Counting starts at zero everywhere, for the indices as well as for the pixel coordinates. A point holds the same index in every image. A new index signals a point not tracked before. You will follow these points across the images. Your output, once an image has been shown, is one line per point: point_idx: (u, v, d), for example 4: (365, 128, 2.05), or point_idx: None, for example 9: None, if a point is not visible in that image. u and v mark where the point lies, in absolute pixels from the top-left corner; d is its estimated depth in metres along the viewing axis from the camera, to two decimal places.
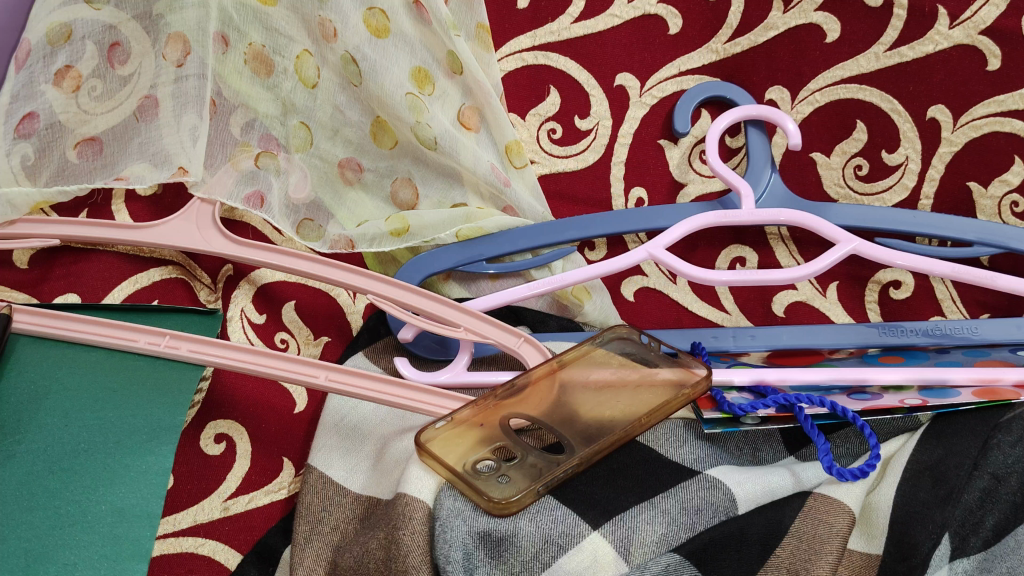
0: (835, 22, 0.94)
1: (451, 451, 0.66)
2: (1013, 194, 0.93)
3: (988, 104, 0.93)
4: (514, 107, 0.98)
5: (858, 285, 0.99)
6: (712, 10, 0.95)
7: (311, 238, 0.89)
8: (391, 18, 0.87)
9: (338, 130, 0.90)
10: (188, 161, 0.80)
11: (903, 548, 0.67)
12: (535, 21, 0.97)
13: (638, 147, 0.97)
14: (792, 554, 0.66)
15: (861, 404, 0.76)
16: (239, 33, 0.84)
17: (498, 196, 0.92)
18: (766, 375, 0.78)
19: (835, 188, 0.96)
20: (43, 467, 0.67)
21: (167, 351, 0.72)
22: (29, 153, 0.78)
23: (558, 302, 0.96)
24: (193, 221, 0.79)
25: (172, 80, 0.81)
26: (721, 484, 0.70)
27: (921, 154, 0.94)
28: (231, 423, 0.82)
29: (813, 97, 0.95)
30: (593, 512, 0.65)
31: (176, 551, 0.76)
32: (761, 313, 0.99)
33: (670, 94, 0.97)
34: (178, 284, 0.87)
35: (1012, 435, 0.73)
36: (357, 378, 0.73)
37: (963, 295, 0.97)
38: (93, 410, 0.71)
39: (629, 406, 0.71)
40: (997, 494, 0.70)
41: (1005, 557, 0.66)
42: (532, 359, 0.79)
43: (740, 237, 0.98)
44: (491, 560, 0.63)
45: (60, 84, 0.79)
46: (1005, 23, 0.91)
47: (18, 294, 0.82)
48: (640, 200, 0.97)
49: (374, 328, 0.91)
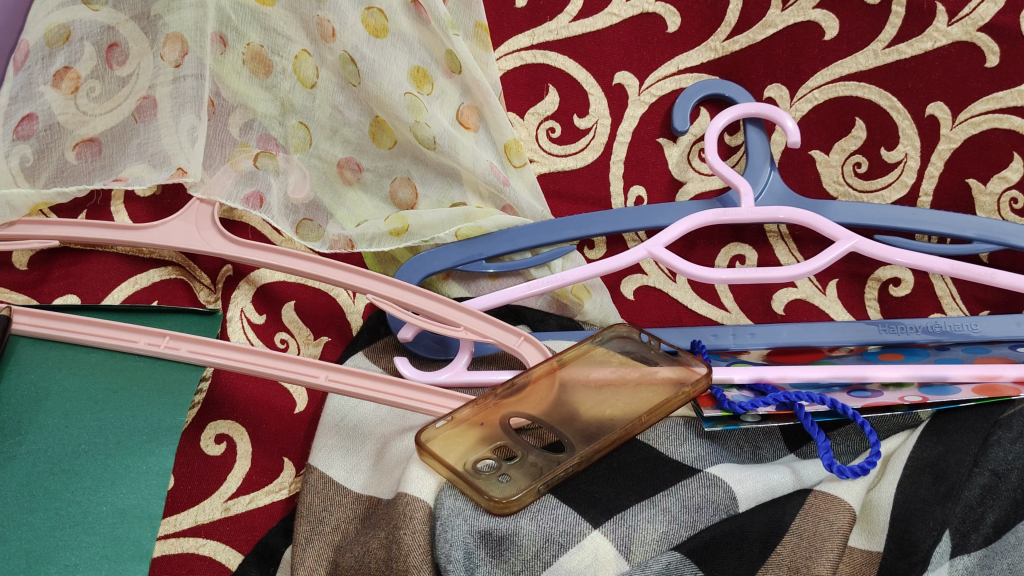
0: (833, 20, 0.94)
1: (451, 451, 0.66)
2: (1012, 191, 0.94)
3: (988, 101, 0.93)
4: (513, 106, 0.98)
5: (858, 282, 0.99)
6: (710, 7, 0.95)
7: (310, 238, 0.88)
8: (390, 18, 0.87)
9: (337, 130, 0.90)
10: (186, 161, 0.80)
11: (904, 545, 0.67)
12: (533, 20, 0.96)
13: (638, 146, 0.97)
14: (793, 552, 0.66)
15: (861, 401, 0.76)
16: (238, 33, 0.85)
17: (497, 195, 0.92)
18: (766, 373, 0.78)
19: (835, 186, 0.96)
20: (44, 468, 0.67)
21: (167, 352, 0.72)
22: (28, 154, 0.78)
23: (558, 301, 0.96)
24: (193, 221, 0.79)
25: (170, 80, 0.81)
26: (722, 481, 0.70)
27: (920, 151, 0.94)
28: (232, 424, 0.82)
29: (812, 95, 0.95)
30: (594, 510, 0.65)
31: (177, 552, 0.76)
32: (761, 311, 0.99)
33: (669, 92, 0.97)
34: (178, 284, 0.86)
35: (1012, 431, 0.72)
36: (357, 378, 0.73)
37: (963, 292, 0.97)
38: (93, 411, 0.71)
39: (629, 405, 0.71)
40: (998, 491, 0.70)
41: (1006, 554, 0.66)
42: (532, 358, 0.79)
43: (739, 235, 0.98)
44: (491, 559, 0.63)
45: (59, 85, 0.79)
46: (1004, 19, 0.91)
47: (17, 295, 0.82)
48: (640, 198, 0.97)
49: (374, 328, 0.91)
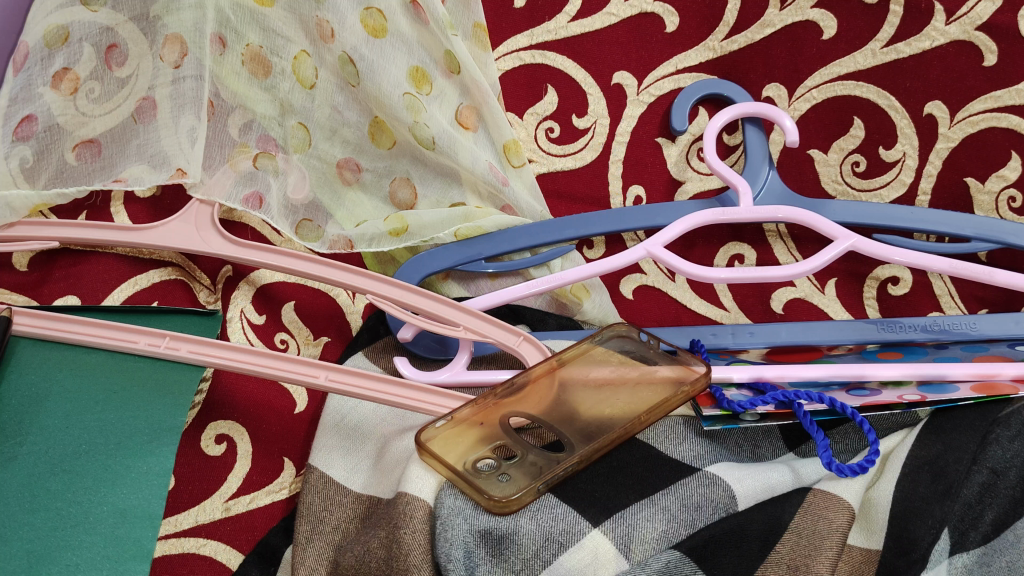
0: (831, 19, 0.94)
1: (451, 450, 0.66)
2: (1010, 190, 0.94)
3: (985, 100, 0.93)
4: (512, 106, 0.98)
5: (857, 281, 0.99)
6: (709, 7, 0.96)
7: (310, 238, 0.89)
8: (388, 18, 0.87)
9: (336, 131, 0.90)
10: (186, 162, 0.80)
11: (903, 543, 0.67)
12: (531, 20, 0.97)
13: (637, 145, 0.97)
14: (792, 550, 0.66)
15: (860, 400, 0.76)
16: (237, 34, 0.85)
17: (496, 195, 0.92)
18: (765, 372, 0.78)
19: (833, 185, 0.96)
20: (45, 469, 0.67)
21: (168, 353, 0.73)
22: (28, 156, 0.78)
23: (557, 301, 0.96)
24: (192, 222, 0.80)
25: (170, 81, 0.81)
26: (721, 480, 0.70)
27: (918, 150, 0.95)
28: (232, 424, 0.82)
29: (811, 94, 0.95)
30: (594, 509, 0.66)
31: (178, 552, 0.76)
32: (760, 310, 0.99)
33: (667, 92, 0.97)
34: (178, 285, 0.87)
35: (1010, 429, 0.72)
36: (357, 378, 0.73)
37: (961, 290, 0.97)
38: (94, 411, 0.71)
39: (629, 404, 0.71)
40: (997, 488, 0.70)
41: (1005, 551, 0.67)
42: (532, 358, 0.79)
43: (738, 234, 0.99)
44: (492, 558, 0.63)
45: (58, 86, 0.79)
46: (1002, 18, 0.91)
47: (18, 295, 0.82)
48: (639, 198, 0.98)
49: (374, 327, 0.91)
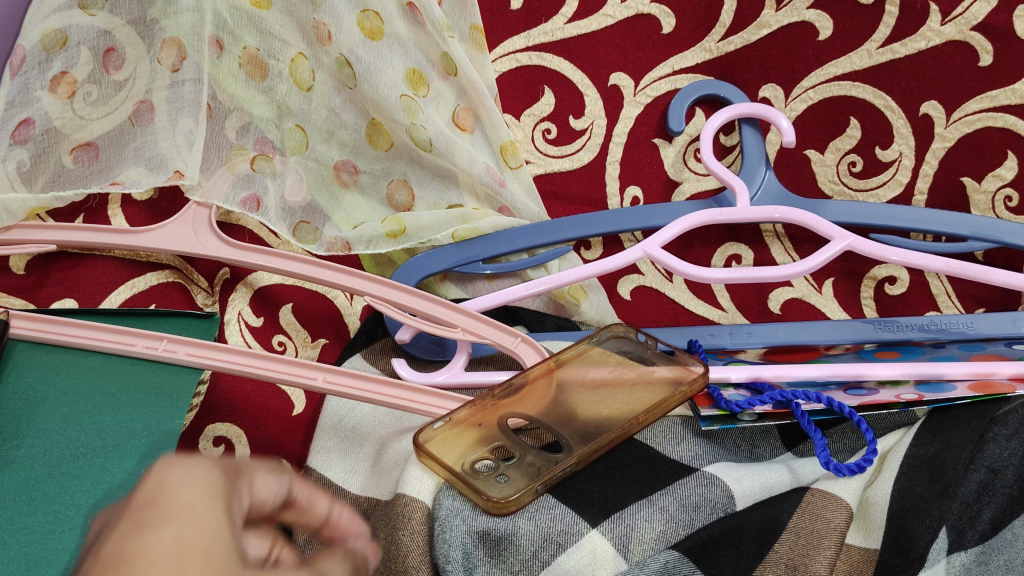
0: (827, 20, 0.94)
1: (449, 451, 0.66)
2: (1007, 189, 0.94)
3: (981, 100, 0.93)
4: (508, 108, 0.98)
5: (853, 282, 0.99)
6: (705, 9, 0.95)
7: (307, 240, 0.88)
8: (385, 20, 0.87)
9: (333, 132, 0.91)
10: (184, 165, 0.81)
11: (900, 542, 0.67)
12: (527, 22, 0.97)
13: (633, 147, 0.98)
14: (791, 550, 0.65)
15: (857, 400, 0.76)
16: (234, 37, 0.85)
17: (493, 196, 0.93)
18: (763, 372, 0.78)
19: (830, 185, 0.97)
20: (43, 472, 0.66)
21: (166, 355, 0.74)
22: (25, 159, 0.77)
23: (554, 302, 0.96)
24: (189, 225, 0.80)
25: (168, 84, 0.82)
26: (719, 480, 0.70)
27: (914, 150, 0.95)
28: (231, 427, 0.82)
29: (807, 95, 0.96)
30: (591, 510, 0.65)
31: None
32: (758, 310, 1.00)
33: (664, 92, 0.97)
34: (175, 287, 0.87)
35: (1008, 428, 0.73)
36: (356, 379, 0.74)
37: (958, 290, 0.97)
38: (92, 414, 0.71)
39: (626, 405, 0.71)
40: (995, 487, 0.71)
41: (1003, 550, 0.68)
42: (530, 359, 0.79)
43: (735, 234, 0.99)
44: (491, 559, 0.63)
45: (55, 90, 0.78)
46: (997, 18, 0.91)
47: (15, 298, 0.82)
48: (636, 199, 0.98)
49: (371, 329, 0.91)
